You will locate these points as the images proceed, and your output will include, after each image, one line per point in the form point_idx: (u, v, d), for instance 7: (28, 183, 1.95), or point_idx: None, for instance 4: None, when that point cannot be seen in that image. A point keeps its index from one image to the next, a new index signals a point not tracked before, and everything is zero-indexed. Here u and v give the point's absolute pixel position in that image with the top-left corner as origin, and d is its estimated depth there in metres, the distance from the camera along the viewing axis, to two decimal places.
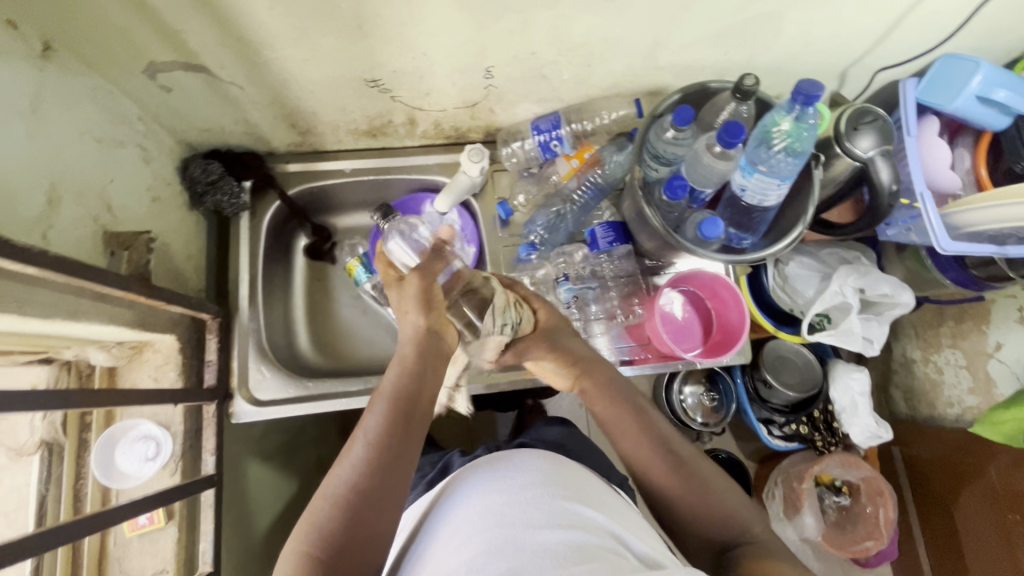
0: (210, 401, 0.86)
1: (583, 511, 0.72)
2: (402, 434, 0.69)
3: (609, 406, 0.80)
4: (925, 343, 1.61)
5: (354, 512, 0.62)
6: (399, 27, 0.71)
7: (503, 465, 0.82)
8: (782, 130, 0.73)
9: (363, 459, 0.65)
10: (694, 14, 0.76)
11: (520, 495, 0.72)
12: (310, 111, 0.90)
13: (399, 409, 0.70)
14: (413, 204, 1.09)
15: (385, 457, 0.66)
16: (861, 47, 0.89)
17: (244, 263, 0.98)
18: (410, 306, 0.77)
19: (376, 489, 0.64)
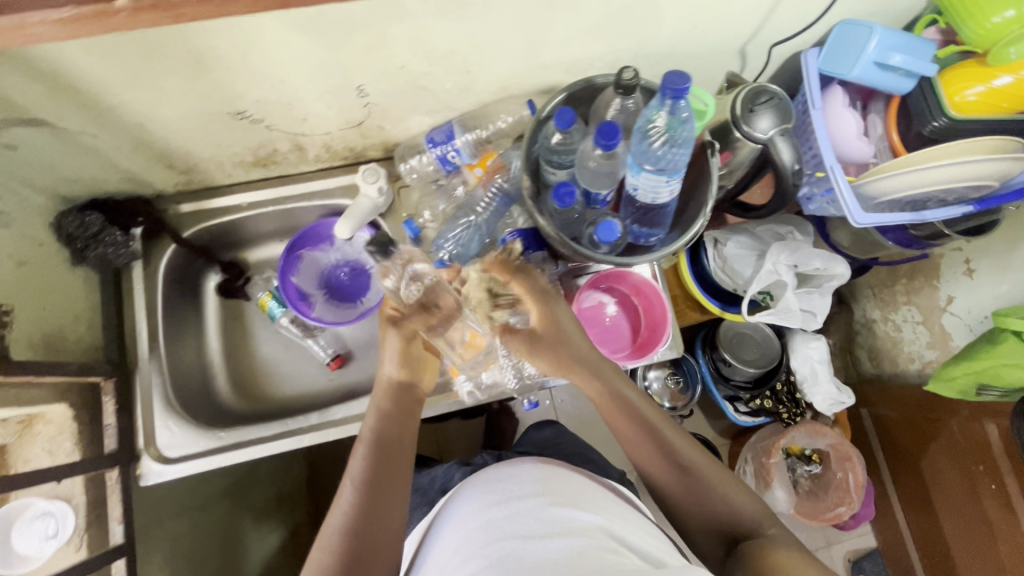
0: (111, 467, 0.82)
1: (582, 515, 0.73)
2: (389, 467, 0.70)
3: (619, 415, 0.77)
4: (883, 302, 1.57)
5: (351, 553, 0.64)
6: (241, 57, 0.67)
7: (504, 473, 0.83)
8: (659, 126, 0.69)
9: (351, 500, 0.67)
10: (560, 11, 0.72)
11: (517, 507, 0.74)
12: (182, 150, 0.84)
13: (380, 446, 0.71)
14: (324, 230, 1.06)
15: (374, 494, 0.68)
16: (750, 24, 0.85)
17: (142, 314, 0.93)
18: (387, 358, 0.78)
19: (368, 528, 0.66)
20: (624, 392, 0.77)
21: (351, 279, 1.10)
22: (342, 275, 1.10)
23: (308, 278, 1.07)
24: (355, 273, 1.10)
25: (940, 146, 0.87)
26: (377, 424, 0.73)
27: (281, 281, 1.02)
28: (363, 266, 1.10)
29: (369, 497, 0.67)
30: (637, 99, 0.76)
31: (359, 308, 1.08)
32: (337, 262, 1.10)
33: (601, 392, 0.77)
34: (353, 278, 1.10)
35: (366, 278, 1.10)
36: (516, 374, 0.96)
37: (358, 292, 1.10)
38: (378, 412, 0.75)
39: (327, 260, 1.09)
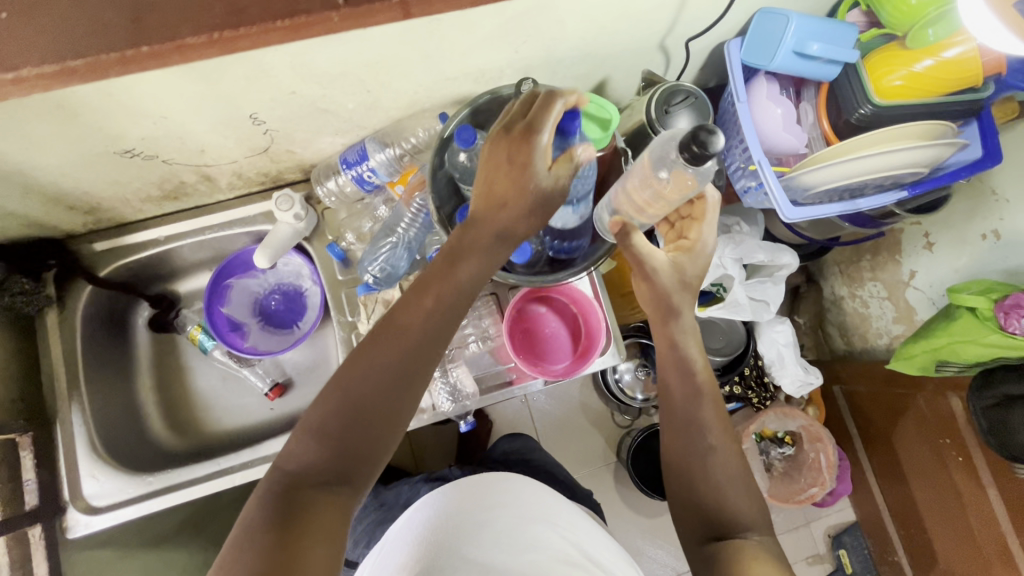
0: (31, 524, 0.80)
1: (551, 532, 0.75)
2: (417, 361, 0.60)
3: (676, 370, 0.74)
4: (849, 278, 1.54)
5: (356, 432, 0.57)
6: (109, 97, 0.63)
7: (490, 481, 0.79)
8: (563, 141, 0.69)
9: (377, 378, 0.58)
10: (449, 24, 0.68)
11: (494, 518, 0.74)
12: (78, 189, 0.81)
13: (422, 338, 0.60)
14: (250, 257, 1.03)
15: (398, 383, 0.59)
16: (663, 20, 0.82)
17: (60, 361, 0.90)
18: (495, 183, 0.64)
19: (378, 412, 0.58)
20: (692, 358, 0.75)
21: (284, 306, 1.07)
22: (276, 301, 1.07)
23: (240, 307, 1.04)
24: (288, 298, 1.07)
25: (870, 134, 0.84)
26: (431, 312, 0.61)
27: (207, 313, 0.99)
28: (296, 290, 1.07)
29: (395, 381, 0.59)
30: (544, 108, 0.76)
31: (294, 334, 1.06)
32: (270, 287, 1.06)
33: (670, 350, 0.75)
34: (287, 303, 1.07)
35: (300, 303, 1.07)
36: (449, 394, 0.94)
37: (292, 317, 1.07)
38: (434, 290, 0.62)
39: (260, 287, 1.06)
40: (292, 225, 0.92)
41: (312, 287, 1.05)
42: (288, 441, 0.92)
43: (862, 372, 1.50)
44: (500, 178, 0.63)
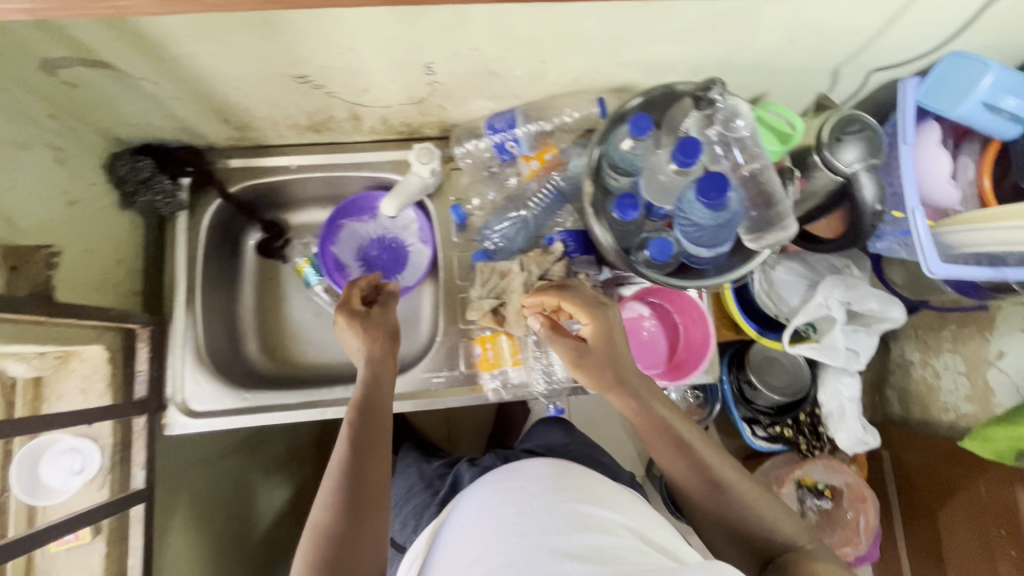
0: (138, 414, 0.83)
1: (596, 510, 0.68)
2: (372, 443, 0.68)
3: (652, 428, 0.74)
4: (925, 345, 1.41)
5: (344, 525, 0.62)
6: (314, 22, 0.63)
7: (510, 471, 0.77)
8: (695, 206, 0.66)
9: (336, 476, 0.65)
10: (654, 8, 0.66)
11: (533, 505, 0.68)
12: (240, 105, 0.82)
13: (360, 422, 0.70)
14: (368, 202, 1.03)
15: (359, 477, 0.65)
16: (852, 45, 0.78)
17: (181, 267, 0.93)
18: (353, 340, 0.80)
19: (359, 506, 0.63)
20: (655, 408, 0.74)
21: (386, 257, 1.06)
22: (379, 249, 1.06)
23: (347, 249, 1.05)
24: (391, 248, 1.06)
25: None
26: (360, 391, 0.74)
27: (320, 249, 1.02)
28: (401, 243, 1.06)
29: (352, 475, 0.65)
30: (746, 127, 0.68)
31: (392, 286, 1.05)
32: (376, 236, 1.06)
33: (635, 411, 0.74)
34: (389, 255, 1.06)
35: (401, 257, 1.06)
36: (543, 376, 0.92)
37: (391, 270, 1.06)
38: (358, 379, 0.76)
39: (367, 233, 1.06)
40: (422, 177, 0.91)
41: (419, 243, 1.05)
42: None
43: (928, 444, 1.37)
44: (348, 337, 0.81)
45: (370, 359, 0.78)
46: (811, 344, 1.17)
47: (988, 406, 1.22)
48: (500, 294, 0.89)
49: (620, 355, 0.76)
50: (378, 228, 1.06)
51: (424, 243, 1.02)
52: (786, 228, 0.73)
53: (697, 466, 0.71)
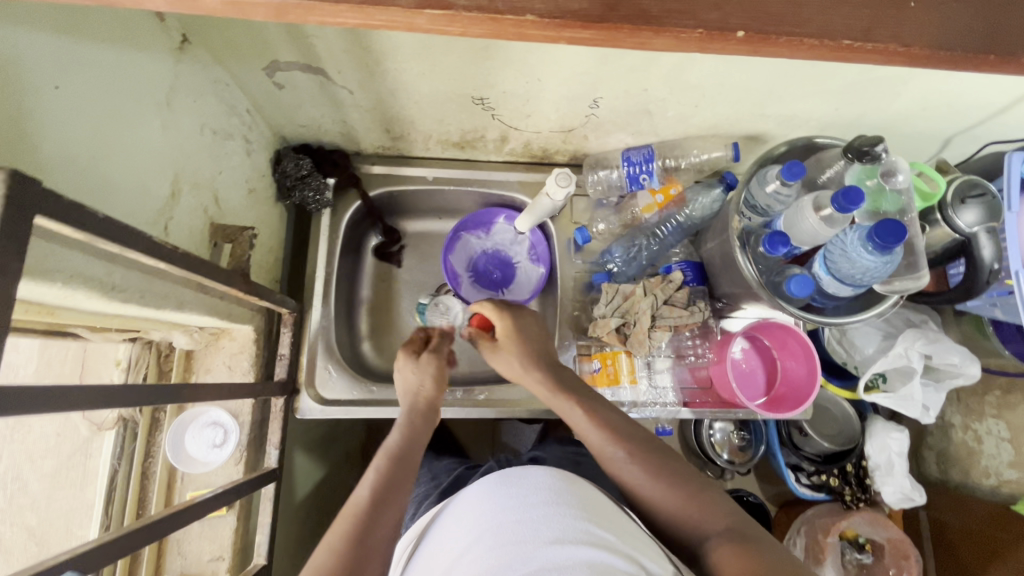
0: (279, 395, 0.86)
1: (605, 532, 0.59)
2: (398, 489, 0.65)
3: (596, 432, 0.74)
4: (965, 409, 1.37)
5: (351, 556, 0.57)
6: (524, 53, 0.71)
7: (512, 473, 0.69)
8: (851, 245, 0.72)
9: (350, 518, 0.61)
10: (818, 70, 0.74)
11: (528, 514, 0.61)
12: (408, 119, 0.89)
13: (389, 465, 0.67)
14: (487, 218, 1.08)
15: (371, 522, 0.60)
16: (976, 118, 0.86)
17: (320, 260, 0.98)
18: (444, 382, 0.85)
19: (359, 557, 0.57)
20: (611, 417, 0.75)
21: (496, 272, 1.11)
22: (490, 264, 1.11)
23: (462, 260, 1.09)
24: (501, 264, 1.11)
25: None
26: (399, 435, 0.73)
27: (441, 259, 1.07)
28: (511, 260, 1.10)
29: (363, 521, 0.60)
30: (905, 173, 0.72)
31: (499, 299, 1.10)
32: (488, 250, 1.10)
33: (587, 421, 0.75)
34: (499, 269, 1.11)
35: (511, 273, 1.10)
36: (653, 397, 0.99)
37: (500, 284, 1.11)
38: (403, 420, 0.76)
39: (478, 246, 1.11)
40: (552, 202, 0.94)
41: (530, 262, 1.09)
42: (496, 394, 0.98)
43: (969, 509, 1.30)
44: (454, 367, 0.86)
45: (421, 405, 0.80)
46: (886, 392, 1.20)
47: None
48: (625, 313, 0.94)
49: (529, 338, 0.86)
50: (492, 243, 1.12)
51: (537, 261, 1.08)
52: (917, 277, 0.76)
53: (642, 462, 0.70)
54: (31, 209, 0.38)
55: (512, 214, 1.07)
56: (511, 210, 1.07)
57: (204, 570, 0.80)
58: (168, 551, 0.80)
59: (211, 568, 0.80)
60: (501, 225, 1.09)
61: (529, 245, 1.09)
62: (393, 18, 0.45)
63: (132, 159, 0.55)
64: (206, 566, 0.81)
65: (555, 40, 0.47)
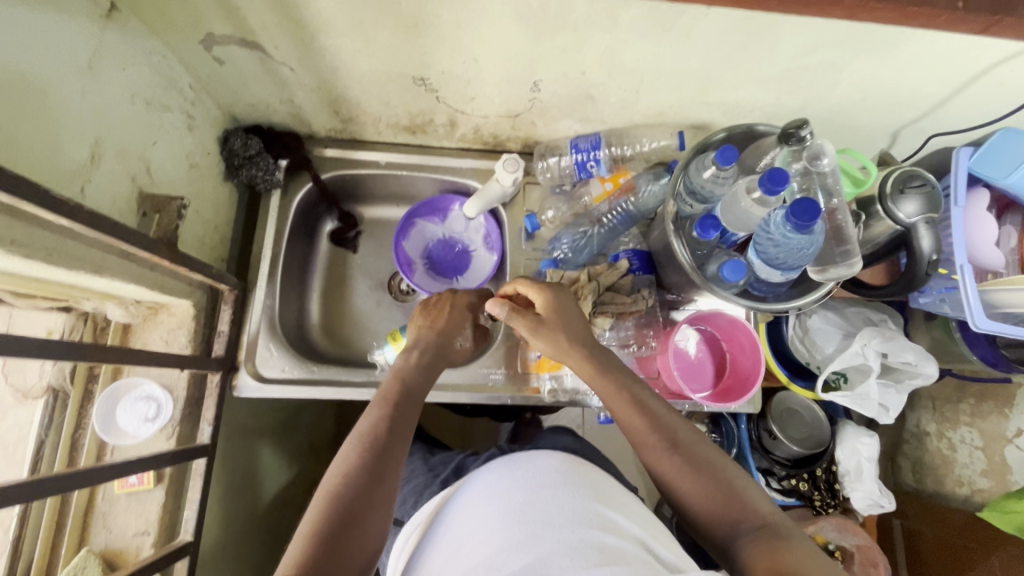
0: (216, 370, 0.86)
1: (612, 513, 0.63)
2: (402, 423, 0.70)
3: (623, 408, 0.73)
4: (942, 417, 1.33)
5: (332, 525, 0.59)
6: (455, 30, 0.71)
7: (521, 459, 0.72)
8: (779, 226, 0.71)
9: (357, 455, 0.65)
10: (750, 55, 0.74)
11: (541, 496, 0.63)
12: (354, 99, 0.90)
13: (395, 404, 0.72)
14: (441, 204, 1.08)
15: (381, 453, 0.65)
16: (918, 110, 0.86)
17: (269, 240, 0.98)
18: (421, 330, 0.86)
19: (369, 483, 0.62)
20: (648, 402, 0.73)
21: (453, 258, 1.11)
22: (447, 251, 1.11)
23: (416, 246, 1.09)
24: (457, 251, 1.11)
25: None
26: (409, 372, 0.78)
27: (393, 244, 1.05)
28: (467, 247, 1.11)
29: (373, 454, 0.65)
30: (831, 155, 0.72)
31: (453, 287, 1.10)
32: (443, 237, 1.11)
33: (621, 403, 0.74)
34: (455, 257, 1.11)
35: (466, 261, 1.10)
36: None
37: (455, 272, 1.11)
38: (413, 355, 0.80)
39: (434, 233, 1.11)
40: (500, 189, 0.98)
41: (485, 250, 1.10)
42: (439, 379, 0.97)
43: (936, 515, 1.26)
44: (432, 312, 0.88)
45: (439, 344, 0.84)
46: (845, 392, 1.18)
47: (1005, 483, 1.16)
48: None
49: (574, 324, 0.80)
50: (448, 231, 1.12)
51: (490, 249, 1.08)
52: (851, 265, 0.75)
53: (672, 444, 0.69)
54: None
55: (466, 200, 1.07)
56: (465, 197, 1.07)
57: (128, 544, 0.79)
58: (93, 524, 0.80)
59: (136, 543, 0.80)
60: (456, 212, 1.09)
61: (484, 233, 1.09)
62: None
63: (39, 117, 0.56)
64: (131, 540, 0.80)
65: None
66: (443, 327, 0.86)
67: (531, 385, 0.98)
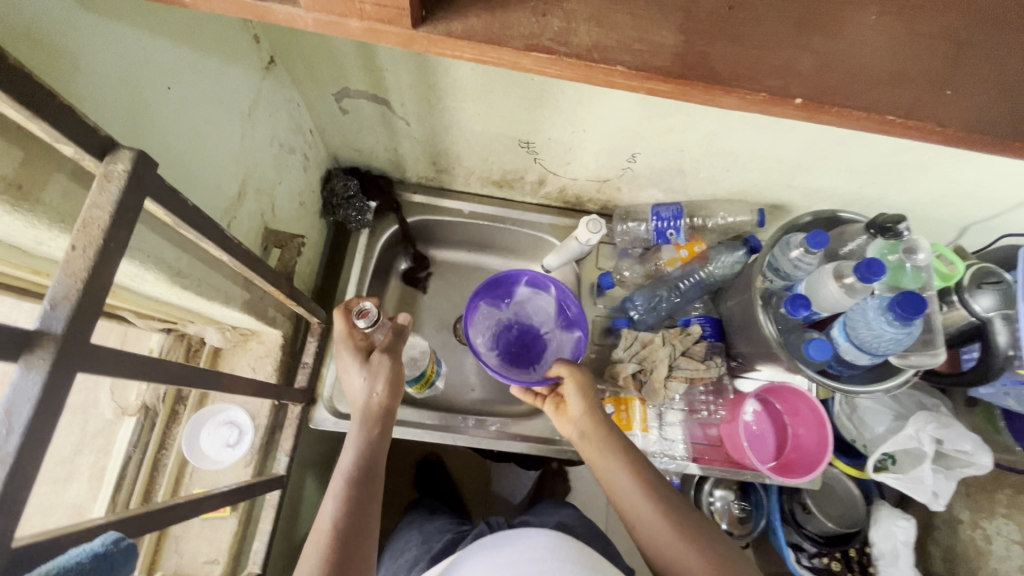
0: (298, 402, 0.87)
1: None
2: (362, 518, 0.63)
3: (603, 456, 0.74)
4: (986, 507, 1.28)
5: None
6: (575, 105, 0.76)
7: (508, 539, 0.63)
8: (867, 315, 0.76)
9: (322, 562, 0.58)
10: (847, 149, 0.79)
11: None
12: (455, 153, 0.95)
13: (353, 490, 0.65)
14: (507, 283, 1.02)
15: (346, 546, 0.60)
16: (995, 210, 0.90)
17: (353, 277, 1.02)
18: (362, 382, 0.73)
19: None
20: (629, 449, 0.74)
21: (527, 344, 1.02)
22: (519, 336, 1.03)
23: (485, 335, 1.01)
24: (530, 335, 1.03)
25: None
26: (350, 460, 0.68)
27: (464, 335, 0.97)
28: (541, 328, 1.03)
29: (337, 553, 0.59)
30: (927, 249, 0.77)
31: (532, 375, 0.99)
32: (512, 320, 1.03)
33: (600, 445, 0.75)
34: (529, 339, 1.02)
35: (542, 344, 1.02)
36: (662, 447, 0.98)
37: (530, 359, 1.01)
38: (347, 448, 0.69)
39: (501, 317, 1.03)
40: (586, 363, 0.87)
41: (564, 328, 1.02)
42: (508, 427, 0.98)
43: None
44: (353, 372, 0.75)
45: (363, 410, 0.72)
46: (896, 474, 1.17)
47: None
48: (643, 360, 0.97)
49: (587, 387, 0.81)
50: (514, 312, 1.04)
51: (569, 325, 1.00)
52: (934, 354, 0.79)
53: (638, 497, 0.69)
54: (143, 190, 0.38)
55: (532, 275, 1.01)
56: (533, 273, 1.00)
57: (197, 572, 0.79)
58: (165, 548, 0.80)
59: (204, 571, 0.79)
60: (521, 292, 1.02)
61: (556, 307, 1.01)
62: (504, 56, 0.42)
63: (211, 160, 0.60)
64: (200, 568, 0.79)
65: (636, 92, 0.44)
66: (370, 382, 0.73)
67: None
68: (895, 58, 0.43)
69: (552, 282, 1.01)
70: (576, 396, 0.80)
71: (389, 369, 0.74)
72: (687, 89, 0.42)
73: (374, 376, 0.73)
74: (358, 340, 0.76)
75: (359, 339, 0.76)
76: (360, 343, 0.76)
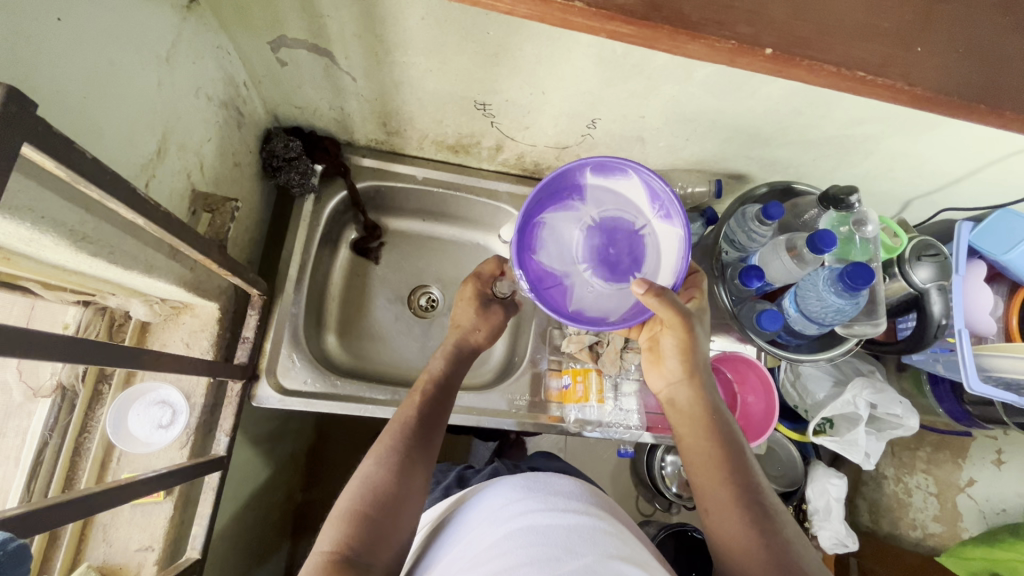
0: (238, 378, 0.81)
1: (613, 540, 0.59)
2: (434, 416, 0.75)
3: (694, 422, 0.73)
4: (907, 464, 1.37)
5: (387, 476, 0.66)
6: (533, 64, 0.72)
7: (540, 484, 0.70)
8: (817, 284, 0.78)
9: (405, 428, 0.72)
10: (804, 119, 0.78)
11: (539, 518, 0.61)
12: (407, 114, 0.89)
13: (432, 396, 0.77)
14: (570, 179, 0.76)
15: (419, 436, 0.72)
16: (934, 185, 0.93)
17: (297, 246, 0.95)
18: (464, 309, 0.87)
19: (413, 447, 0.70)
20: (721, 426, 0.72)
21: (618, 250, 0.75)
22: (605, 242, 0.75)
23: (555, 254, 0.76)
24: (619, 237, 0.76)
25: None
26: (440, 367, 0.81)
27: (518, 260, 0.74)
28: (630, 228, 0.76)
29: (416, 429, 0.72)
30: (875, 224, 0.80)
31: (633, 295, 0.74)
32: (587, 224, 0.76)
33: (690, 408, 0.74)
34: (614, 244, 0.75)
35: (636, 248, 0.75)
36: (618, 417, 0.98)
37: (628, 270, 0.75)
38: (420, 394, 0.77)
39: (572, 223, 0.77)
40: (699, 310, 0.77)
41: (660, 221, 0.75)
42: (462, 401, 0.96)
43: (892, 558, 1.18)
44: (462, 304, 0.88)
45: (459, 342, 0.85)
46: (833, 437, 1.19)
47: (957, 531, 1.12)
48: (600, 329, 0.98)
49: (699, 352, 0.75)
50: (587, 212, 0.77)
51: (664, 218, 0.75)
52: (875, 324, 0.82)
53: (717, 471, 0.69)
54: (14, 135, 0.34)
55: (601, 160, 0.74)
56: (600, 157, 0.73)
57: (128, 561, 0.74)
58: (91, 537, 0.74)
59: (137, 559, 0.74)
60: (593, 184, 0.76)
61: (647, 197, 0.75)
62: None
63: (119, 109, 0.53)
64: (132, 556, 0.74)
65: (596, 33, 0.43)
66: (466, 319, 0.86)
67: (551, 413, 0.98)
68: (839, 18, 0.43)
69: (629, 165, 0.74)
70: (676, 354, 0.74)
71: (497, 316, 0.89)
72: (652, 32, 0.42)
73: (483, 317, 0.87)
74: (480, 275, 0.89)
75: (484, 284, 0.89)
76: (482, 280, 0.89)
